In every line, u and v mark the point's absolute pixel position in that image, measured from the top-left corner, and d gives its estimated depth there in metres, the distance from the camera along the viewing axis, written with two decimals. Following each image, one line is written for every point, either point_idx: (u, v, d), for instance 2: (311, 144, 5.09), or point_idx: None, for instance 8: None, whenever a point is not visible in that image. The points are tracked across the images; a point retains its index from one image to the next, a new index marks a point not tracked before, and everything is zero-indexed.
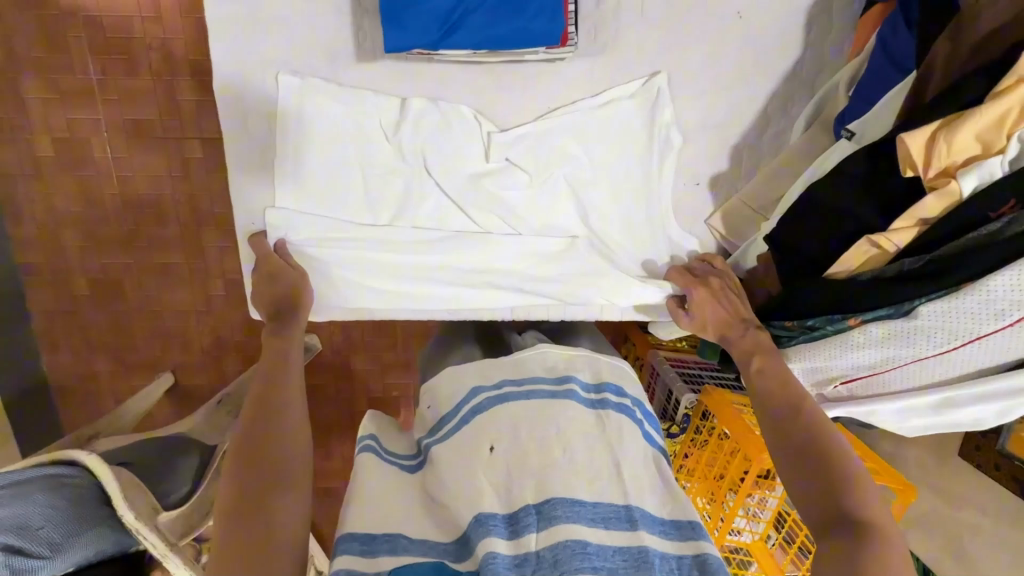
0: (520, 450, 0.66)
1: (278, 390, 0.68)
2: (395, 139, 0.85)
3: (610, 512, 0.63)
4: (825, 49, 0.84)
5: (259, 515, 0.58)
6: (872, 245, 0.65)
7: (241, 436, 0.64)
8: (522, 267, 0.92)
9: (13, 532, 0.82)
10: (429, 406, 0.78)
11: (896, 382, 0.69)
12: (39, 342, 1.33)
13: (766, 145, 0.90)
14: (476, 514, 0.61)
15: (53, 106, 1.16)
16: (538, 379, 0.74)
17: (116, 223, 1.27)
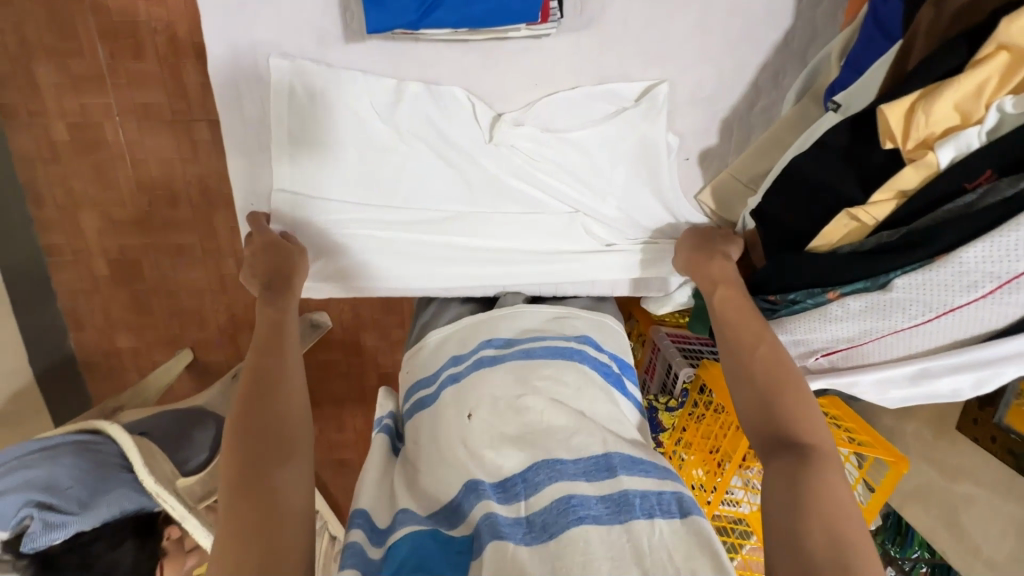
0: (496, 413, 0.72)
1: (276, 363, 0.69)
2: (390, 124, 0.86)
3: (590, 464, 0.66)
4: (817, 18, 0.83)
5: (259, 490, 0.59)
6: (851, 219, 0.66)
7: (241, 412, 0.64)
8: (515, 249, 0.95)
9: (43, 491, 0.92)
10: (410, 368, 0.85)
11: (874, 354, 0.70)
12: (64, 319, 1.41)
13: (757, 119, 0.89)
14: (467, 482, 0.65)
15: (65, 92, 1.19)
16: (517, 339, 0.82)
17: (131, 206, 1.31)
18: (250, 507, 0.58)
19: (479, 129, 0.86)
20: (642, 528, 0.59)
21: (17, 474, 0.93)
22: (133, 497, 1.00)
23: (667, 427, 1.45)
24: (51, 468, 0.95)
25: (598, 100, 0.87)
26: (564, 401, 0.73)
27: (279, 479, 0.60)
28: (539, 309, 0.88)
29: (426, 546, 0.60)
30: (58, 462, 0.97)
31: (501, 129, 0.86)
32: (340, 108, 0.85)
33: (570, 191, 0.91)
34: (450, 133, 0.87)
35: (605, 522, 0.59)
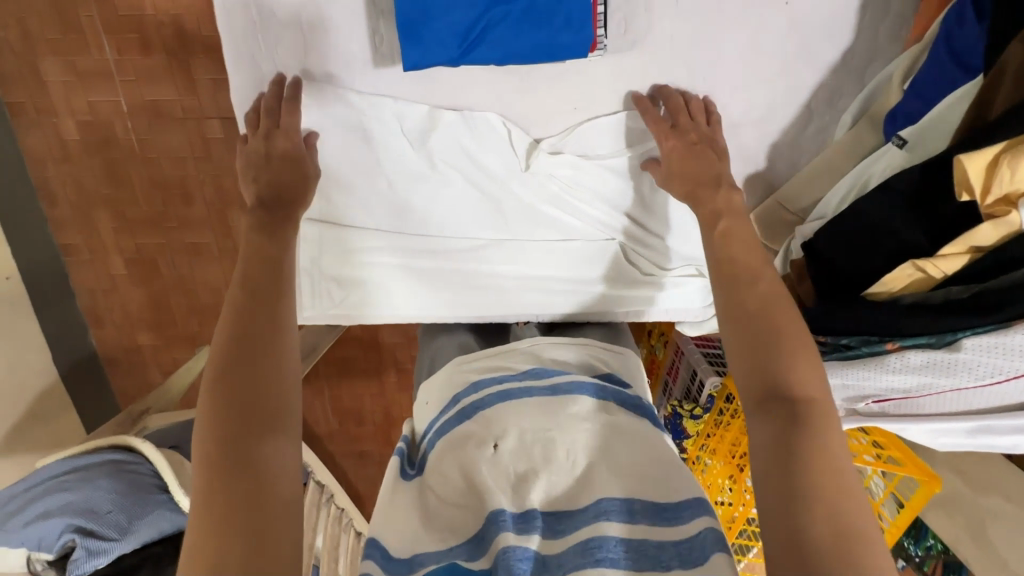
0: (522, 449, 0.66)
1: (268, 312, 0.59)
2: (422, 152, 0.83)
3: (614, 505, 0.60)
4: (879, 35, 0.77)
5: (239, 463, 0.50)
6: (916, 269, 0.62)
7: (222, 364, 0.55)
8: (539, 277, 0.90)
9: (85, 515, 0.95)
10: (428, 401, 0.82)
11: (930, 405, 0.68)
12: (85, 318, 1.41)
13: (808, 142, 0.84)
14: (489, 510, 0.60)
15: (74, 88, 1.17)
16: (543, 370, 0.77)
17: (146, 206, 1.30)
18: (230, 483, 0.49)
19: (517, 156, 0.83)
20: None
21: (57, 497, 0.97)
22: (170, 518, 1.00)
23: (691, 434, 1.44)
24: (90, 491, 0.98)
25: (632, 132, 0.83)
26: (599, 437, 0.67)
27: (263, 453, 0.51)
28: (552, 340, 0.84)
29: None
30: (94, 484, 0.99)
31: (536, 157, 0.83)
32: (371, 134, 0.81)
33: (606, 216, 0.88)
34: (483, 159, 0.83)
35: (623, 567, 0.56)
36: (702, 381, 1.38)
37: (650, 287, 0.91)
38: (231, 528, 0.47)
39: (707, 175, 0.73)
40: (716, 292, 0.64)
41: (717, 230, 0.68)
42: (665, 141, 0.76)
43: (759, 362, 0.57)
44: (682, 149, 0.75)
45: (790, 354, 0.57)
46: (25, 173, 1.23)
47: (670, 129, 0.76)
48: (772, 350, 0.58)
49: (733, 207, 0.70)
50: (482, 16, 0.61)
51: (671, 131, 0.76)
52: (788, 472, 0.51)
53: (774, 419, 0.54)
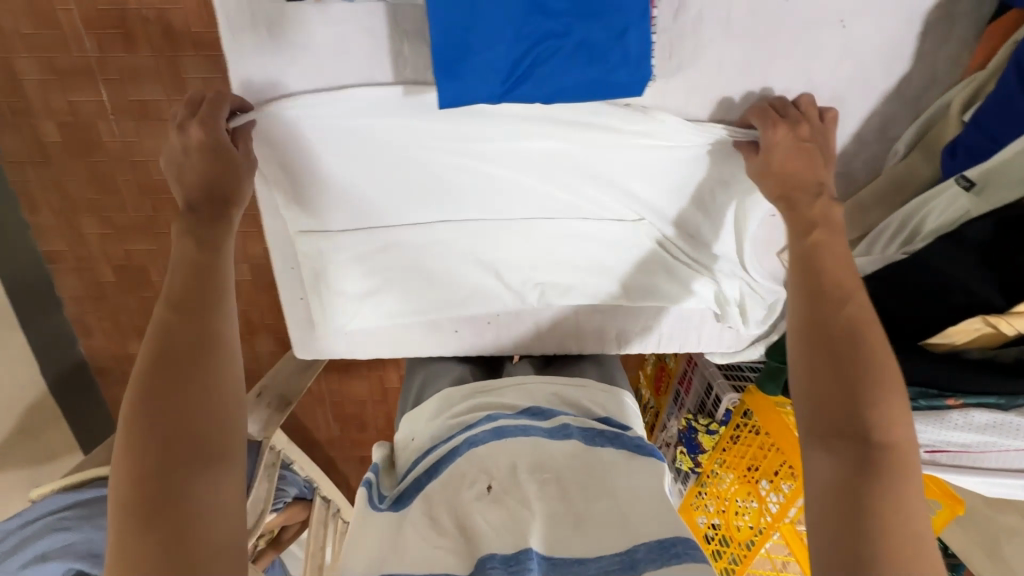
0: (519, 488, 0.62)
1: (195, 328, 0.55)
2: (440, 172, 0.76)
3: (614, 563, 0.55)
4: (938, 60, 0.72)
5: (166, 504, 0.48)
6: (984, 324, 0.59)
7: (143, 391, 0.52)
8: (550, 309, 0.88)
9: (89, 560, 0.92)
10: (412, 437, 0.77)
11: (987, 460, 0.65)
12: (72, 328, 1.37)
13: (856, 171, 0.80)
14: (479, 556, 0.54)
15: (52, 87, 1.15)
16: (540, 412, 0.72)
17: (133, 212, 1.27)
18: (155, 529, 0.47)
19: (553, 184, 0.78)
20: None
21: (54, 538, 0.93)
22: None
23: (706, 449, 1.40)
24: (91, 531, 0.94)
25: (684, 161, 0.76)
26: (598, 483, 0.64)
27: (203, 489, 0.50)
28: (546, 379, 0.79)
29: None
30: (96, 523, 0.95)
31: (594, 156, 0.75)
32: (390, 161, 0.75)
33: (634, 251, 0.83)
34: (519, 189, 0.77)
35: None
36: (718, 396, 1.34)
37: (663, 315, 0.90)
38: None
39: (806, 179, 0.67)
40: (801, 300, 0.62)
41: (809, 238, 0.65)
42: (773, 129, 0.68)
43: (838, 378, 0.56)
44: (790, 141, 0.68)
45: (884, 392, 0.54)
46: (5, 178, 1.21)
47: (779, 117, 0.69)
48: (862, 385, 0.55)
49: (830, 219, 0.66)
50: (529, 51, 0.57)
51: (783, 120, 0.68)
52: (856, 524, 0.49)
53: (840, 456, 0.52)
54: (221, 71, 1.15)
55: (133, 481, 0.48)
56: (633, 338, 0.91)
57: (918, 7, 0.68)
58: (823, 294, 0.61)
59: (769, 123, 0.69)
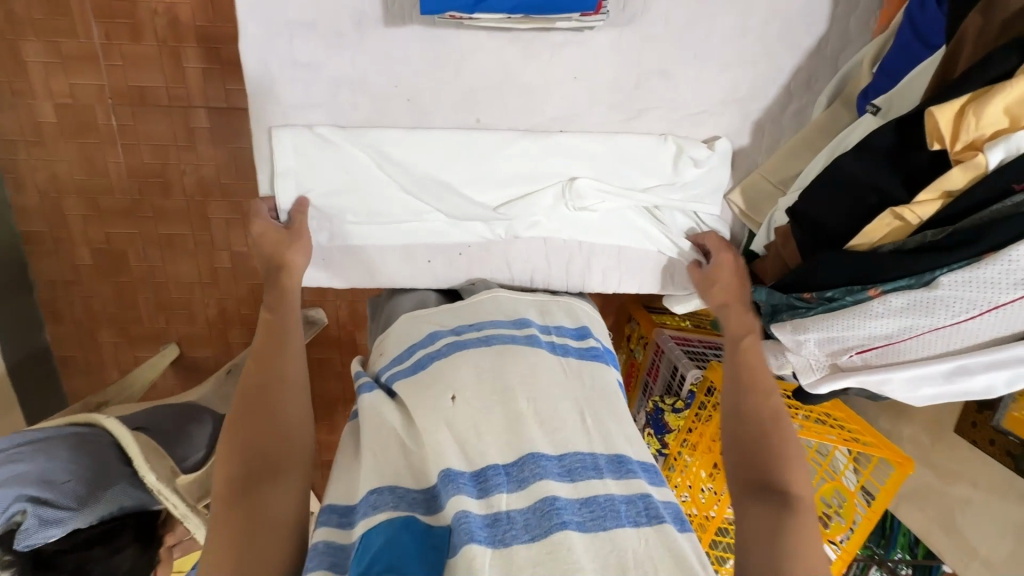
0: (481, 397, 0.64)
1: (274, 368, 0.72)
2: (412, 97, 0.84)
3: (577, 462, 0.60)
4: (849, 24, 0.85)
5: (247, 504, 0.60)
6: (895, 217, 0.67)
7: (239, 418, 0.67)
8: (524, 245, 0.94)
9: (40, 484, 0.89)
10: (382, 352, 0.77)
11: (911, 351, 0.71)
12: (43, 313, 1.42)
13: (787, 123, 0.91)
14: (443, 470, 0.56)
15: (55, 70, 1.22)
16: (498, 325, 0.75)
17: (120, 194, 1.34)
18: (241, 524, 0.59)
19: (536, 117, 0.88)
20: (630, 538, 0.53)
21: (3, 468, 0.89)
22: (133, 492, 0.98)
23: (674, 428, 1.42)
24: (43, 462, 0.92)
25: (651, 110, 0.88)
26: (554, 389, 0.67)
27: (274, 490, 0.62)
28: (515, 294, 0.82)
29: (400, 540, 0.50)
30: (50, 455, 0.93)
31: (565, 99, 0.86)
32: (386, 89, 0.83)
33: (600, 187, 0.90)
34: (499, 121, 0.87)
35: (589, 530, 0.53)
36: (683, 375, 1.39)
37: (622, 257, 0.97)
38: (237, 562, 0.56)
39: (737, 294, 0.86)
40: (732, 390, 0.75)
41: (743, 339, 0.79)
42: (721, 262, 0.89)
43: (756, 447, 0.69)
44: (731, 271, 0.88)
45: (793, 461, 0.68)
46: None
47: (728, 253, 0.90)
48: (766, 450, 0.69)
49: (754, 327, 0.81)
50: None
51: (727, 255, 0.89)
52: (772, 537, 0.60)
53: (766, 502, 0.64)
54: (220, 64, 1.24)
55: (226, 485, 0.61)
56: (595, 281, 0.98)
57: None
58: (752, 385, 0.75)
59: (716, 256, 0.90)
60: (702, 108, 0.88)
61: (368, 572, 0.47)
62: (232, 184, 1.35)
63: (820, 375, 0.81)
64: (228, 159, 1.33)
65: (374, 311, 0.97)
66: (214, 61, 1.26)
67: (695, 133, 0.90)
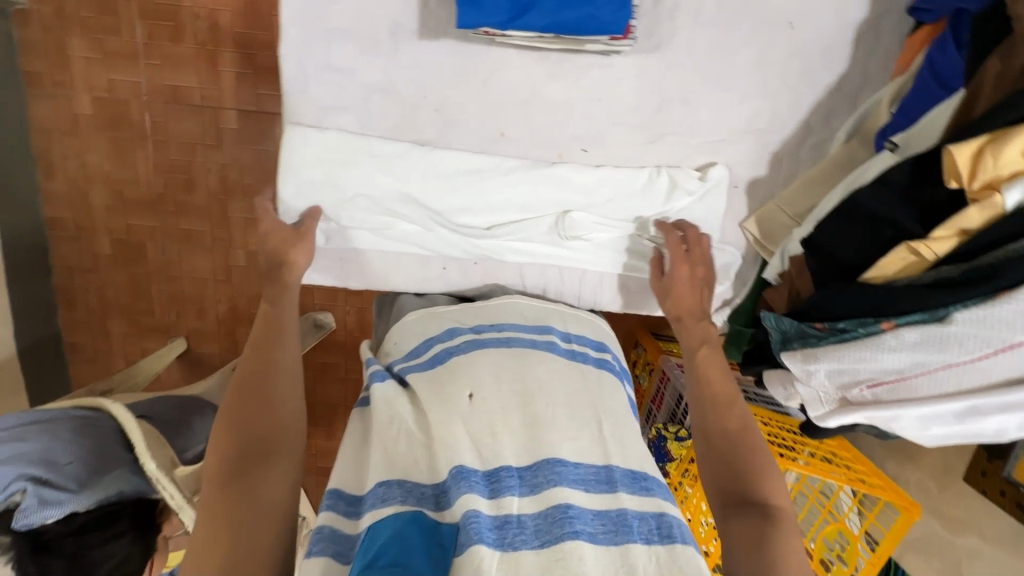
0: (498, 400, 0.64)
1: (269, 356, 0.72)
2: (438, 107, 0.87)
3: (590, 474, 0.59)
4: (869, 64, 0.87)
5: (239, 489, 0.61)
6: (911, 252, 0.68)
7: (233, 404, 0.67)
8: (538, 258, 0.94)
9: (42, 465, 0.90)
10: (397, 342, 0.79)
11: (924, 388, 0.71)
12: (58, 298, 1.45)
13: (805, 156, 0.92)
14: (456, 467, 0.56)
15: (96, 65, 1.27)
16: (518, 328, 0.76)
17: (145, 187, 1.37)
18: (231, 507, 0.59)
19: (558, 135, 0.90)
20: (640, 556, 0.52)
21: (8, 446, 0.90)
22: (132, 480, 0.98)
23: (675, 457, 1.36)
24: (48, 443, 0.93)
25: (672, 134, 0.90)
26: (572, 393, 0.67)
27: (265, 476, 0.62)
28: (531, 301, 0.83)
29: (408, 534, 0.52)
30: (54, 436, 0.94)
31: (587, 119, 0.89)
32: (416, 98, 0.86)
33: (594, 219, 0.91)
34: (521, 136, 0.89)
35: (600, 543, 0.52)
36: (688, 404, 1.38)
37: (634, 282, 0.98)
38: (226, 544, 0.57)
39: (694, 307, 0.82)
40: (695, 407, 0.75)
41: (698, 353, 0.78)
42: (679, 268, 0.84)
43: (726, 465, 0.69)
44: (688, 279, 0.83)
45: (767, 476, 0.67)
46: (28, 142, 1.31)
47: (685, 258, 0.84)
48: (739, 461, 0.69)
49: (709, 338, 0.80)
50: None
51: (686, 261, 0.84)
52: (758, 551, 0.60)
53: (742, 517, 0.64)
54: (254, 68, 1.29)
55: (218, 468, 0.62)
56: (606, 299, 0.99)
57: (851, 18, 0.84)
58: (714, 401, 0.74)
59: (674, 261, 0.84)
60: (721, 136, 0.90)
61: (373, 566, 0.48)
62: (253, 186, 1.38)
63: (829, 408, 0.80)
64: (253, 161, 1.36)
65: (381, 308, 0.98)
66: (249, 67, 1.31)
67: (713, 160, 0.92)
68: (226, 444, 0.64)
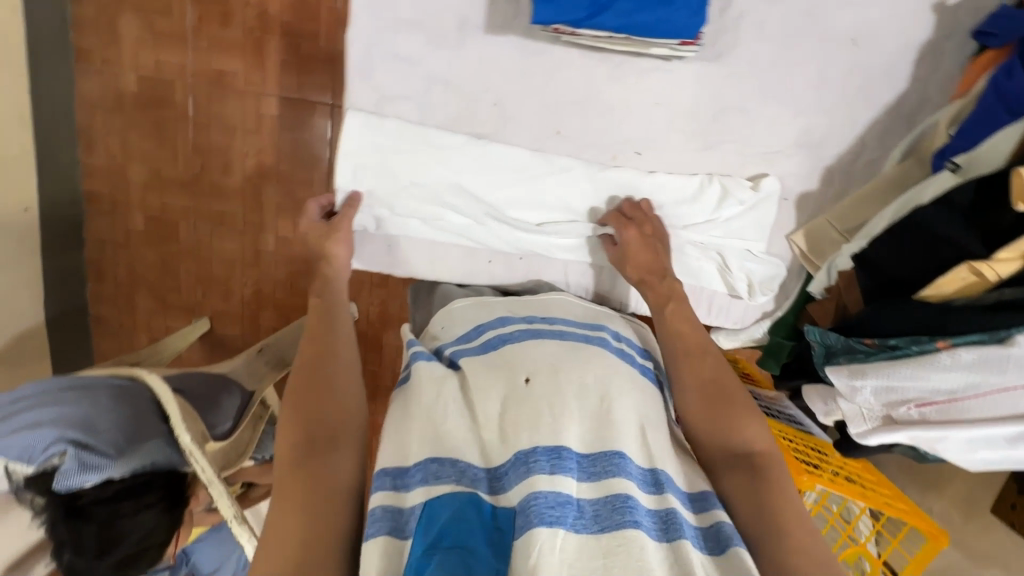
0: (557, 383, 0.64)
1: (327, 345, 0.74)
2: (497, 102, 0.88)
3: (638, 473, 0.58)
4: (930, 85, 0.87)
5: (310, 469, 0.61)
6: (972, 272, 0.68)
7: (296, 391, 0.69)
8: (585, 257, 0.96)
9: (81, 429, 0.90)
10: (444, 327, 0.80)
11: (976, 411, 0.70)
12: (89, 270, 1.47)
13: (858, 173, 0.92)
14: (517, 452, 0.57)
15: (146, 45, 1.29)
16: (569, 323, 0.77)
17: (182, 167, 1.39)
18: (305, 487, 0.60)
19: (613, 136, 0.90)
20: (693, 556, 0.52)
21: (45, 410, 0.91)
22: (164, 451, 0.99)
23: None
24: (85, 408, 0.93)
25: (725, 143, 0.90)
26: (621, 391, 0.65)
27: (334, 457, 0.63)
28: (580, 302, 0.84)
29: (467, 517, 0.53)
30: (94, 402, 0.95)
31: (644, 121, 0.89)
32: (477, 92, 0.87)
33: None
34: (577, 135, 0.90)
35: (654, 538, 0.53)
36: None
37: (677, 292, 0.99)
38: (306, 521, 0.57)
39: (654, 266, 0.82)
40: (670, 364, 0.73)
41: (665, 309, 0.77)
42: (627, 233, 0.86)
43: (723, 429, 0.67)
44: (638, 239, 0.85)
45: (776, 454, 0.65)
46: (74, 116, 1.33)
47: (629, 222, 0.86)
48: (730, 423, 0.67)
49: (676, 289, 0.80)
50: None
51: (631, 223, 0.86)
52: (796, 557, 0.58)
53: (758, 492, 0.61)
54: (299, 57, 1.30)
55: (288, 450, 0.63)
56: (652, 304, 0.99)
57: (915, 39, 0.85)
58: (683, 356, 0.73)
59: (622, 225, 0.86)
60: (772, 149, 0.91)
61: (437, 548, 0.51)
62: (288, 172, 1.39)
63: (871, 426, 0.79)
64: (290, 149, 1.37)
65: (416, 296, 0.96)
66: (293, 56, 1.32)
67: (764, 171, 0.92)
68: (293, 428, 0.65)
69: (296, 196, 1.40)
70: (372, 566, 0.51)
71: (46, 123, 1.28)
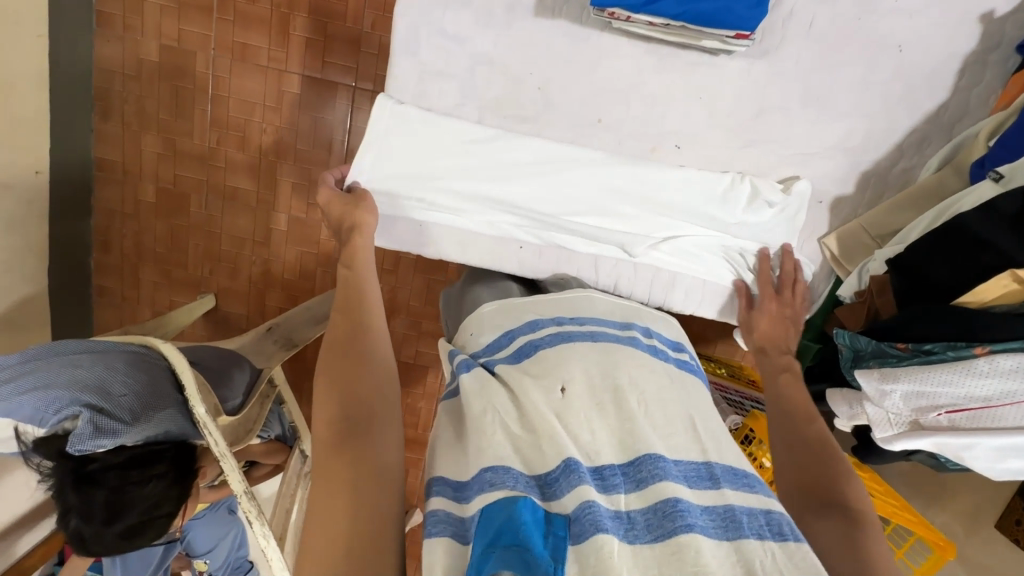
0: (592, 396, 0.62)
1: (358, 323, 0.71)
2: (542, 85, 0.87)
3: (690, 469, 0.57)
4: (969, 97, 0.88)
5: (351, 451, 0.60)
6: (1015, 280, 0.68)
7: (330, 370, 0.66)
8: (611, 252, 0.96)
9: (96, 394, 0.87)
10: (474, 333, 0.77)
11: (1008, 418, 0.71)
12: (94, 239, 1.43)
13: (894, 177, 0.93)
14: (565, 459, 0.55)
15: (170, 14, 1.27)
16: (600, 323, 0.74)
17: (197, 140, 1.36)
18: (346, 471, 0.58)
19: (656, 127, 0.90)
20: (756, 550, 0.50)
21: (61, 371, 0.88)
22: (178, 420, 0.96)
23: None
24: (98, 371, 0.90)
25: (765, 142, 0.90)
26: (659, 395, 0.63)
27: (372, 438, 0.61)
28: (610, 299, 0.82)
29: (523, 517, 0.49)
30: (108, 366, 0.92)
31: (686, 115, 0.89)
32: (522, 74, 0.87)
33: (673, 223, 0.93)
34: (619, 125, 0.90)
35: (713, 536, 0.51)
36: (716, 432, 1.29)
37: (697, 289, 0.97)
38: (349, 505, 0.56)
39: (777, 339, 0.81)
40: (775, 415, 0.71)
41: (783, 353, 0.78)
42: (768, 304, 0.86)
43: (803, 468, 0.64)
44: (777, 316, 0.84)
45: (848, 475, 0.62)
46: (90, 81, 1.30)
47: (775, 297, 0.86)
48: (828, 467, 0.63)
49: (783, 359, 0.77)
50: None
51: (776, 300, 0.86)
52: (852, 554, 0.55)
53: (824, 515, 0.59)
54: (324, 36, 1.29)
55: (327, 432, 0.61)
56: (676, 298, 0.98)
57: (958, 50, 0.85)
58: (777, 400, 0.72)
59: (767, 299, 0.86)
60: (810, 150, 0.91)
61: (495, 546, 0.48)
62: (307, 151, 1.37)
63: (897, 431, 0.78)
64: (309, 128, 1.35)
65: (448, 302, 0.92)
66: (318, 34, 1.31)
67: (799, 173, 0.92)
68: (330, 408, 0.63)
69: (312, 175, 1.38)
70: (437, 564, 0.51)
71: (63, 86, 1.25)
